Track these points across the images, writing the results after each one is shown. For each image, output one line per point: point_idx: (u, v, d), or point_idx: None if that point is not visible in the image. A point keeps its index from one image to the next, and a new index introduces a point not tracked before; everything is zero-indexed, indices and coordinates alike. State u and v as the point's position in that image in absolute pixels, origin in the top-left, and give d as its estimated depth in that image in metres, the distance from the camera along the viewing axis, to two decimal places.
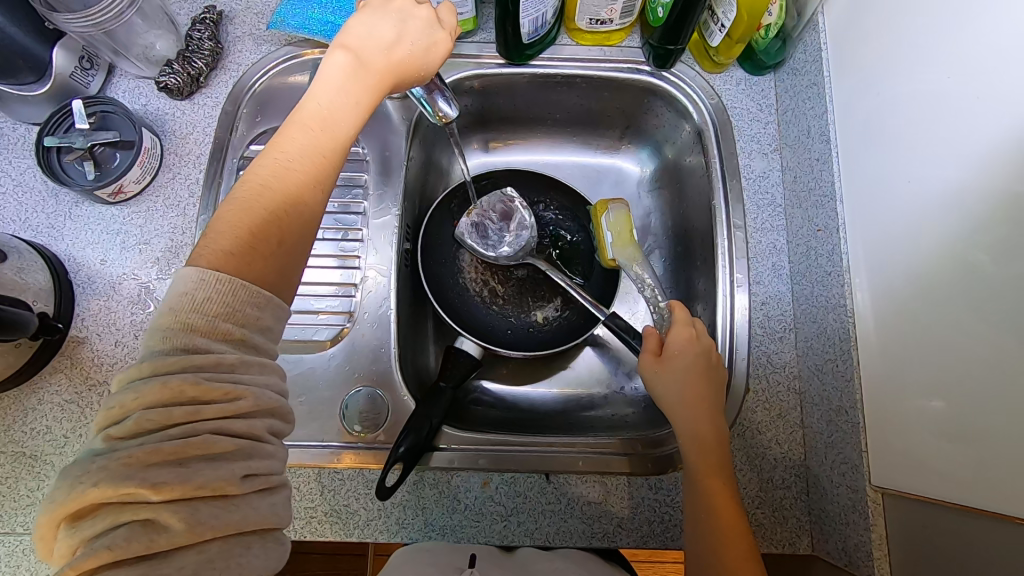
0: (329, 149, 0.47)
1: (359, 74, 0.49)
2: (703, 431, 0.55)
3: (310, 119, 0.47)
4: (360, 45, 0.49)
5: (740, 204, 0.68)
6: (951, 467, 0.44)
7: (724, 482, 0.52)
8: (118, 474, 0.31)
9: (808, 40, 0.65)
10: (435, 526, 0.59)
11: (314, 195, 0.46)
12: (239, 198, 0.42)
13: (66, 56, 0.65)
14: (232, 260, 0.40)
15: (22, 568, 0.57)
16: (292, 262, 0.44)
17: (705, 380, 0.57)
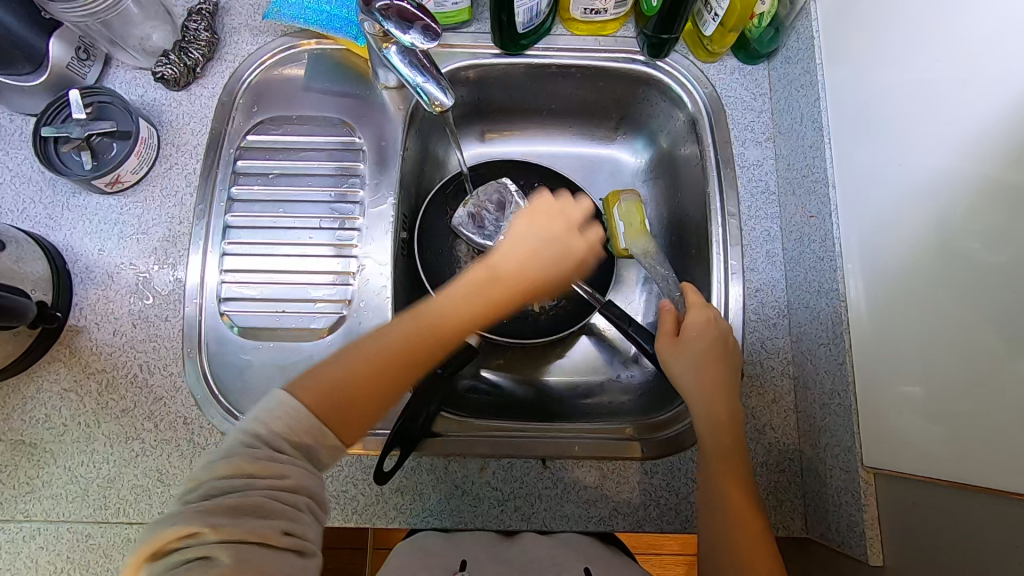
0: (416, 341, 0.50)
1: (478, 292, 0.55)
2: (719, 414, 0.55)
3: (429, 309, 0.52)
4: (492, 268, 0.56)
5: (734, 191, 0.69)
6: (940, 447, 0.44)
7: (738, 464, 0.53)
8: (190, 516, 0.37)
9: (801, 28, 0.65)
10: (432, 511, 0.59)
11: (405, 368, 0.49)
12: (348, 349, 0.49)
13: (62, 47, 0.65)
14: (316, 395, 0.45)
15: (21, 555, 0.57)
16: (365, 420, 0.47)
17: (720, 363, 0.57)
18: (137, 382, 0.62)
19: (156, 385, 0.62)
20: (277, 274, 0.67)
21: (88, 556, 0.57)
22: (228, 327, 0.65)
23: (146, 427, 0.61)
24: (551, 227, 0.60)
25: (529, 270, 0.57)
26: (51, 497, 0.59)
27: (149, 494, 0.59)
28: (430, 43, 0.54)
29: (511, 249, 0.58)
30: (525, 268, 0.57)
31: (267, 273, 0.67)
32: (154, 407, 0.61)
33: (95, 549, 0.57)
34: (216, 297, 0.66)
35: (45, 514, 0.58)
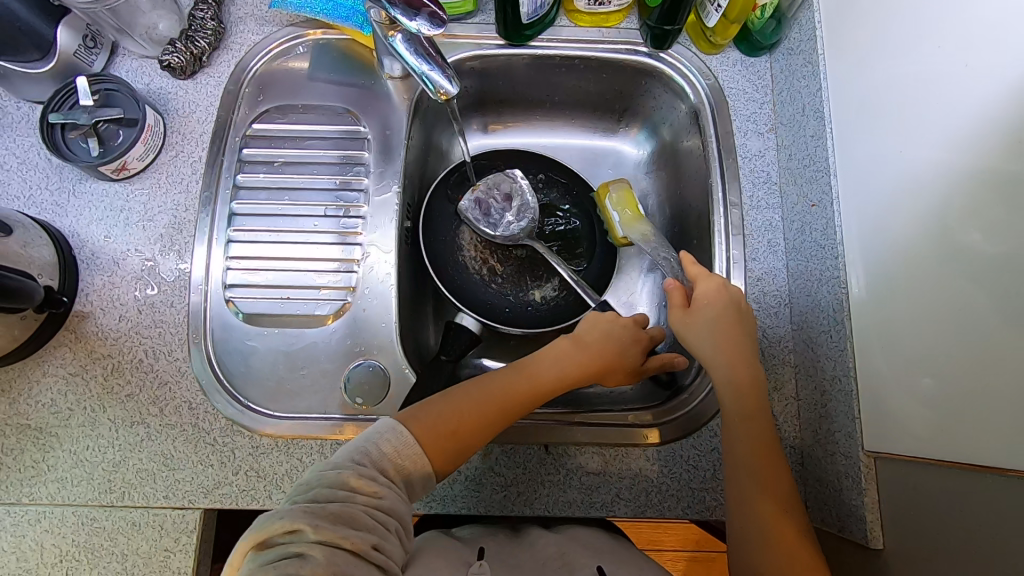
0: (515, 396, 0.55)
1: (570, 358, 0.59)
2: (737, 375, 0.56)
3: (527, 366, 0.58)
4: (584, 341, 0.61)
5: (736, 182, 0.69)
6: (939, 430, 0.45)
7: (756, 424, 0.54)
8: (297, 515, 0.41)
9: (804, 19, 0.66)
10: (435, 496, 0.60)
11: (504, 416, 0.54)
12: (460, 389, 0.55)
13: (70, 34, 0.65)
14: (427, 428, 0.51)
15: (26, 539, 0.57)
16: (461, 453, 0.53)
17: (735, 325, 0.58)
18: (143, 367, 0.62)
19: (161, 370, 0.62)
20: (282, 261, 0.68)
21: (93, 539, 0.57)
22: (232, 314, 0.66)
23: (151, 412, 0.61)
24: (628, 328, 0.62)
25: (619, 341, 0.61)
26: (56, 480, 0.59)
27: (154, 478, 0.59)
28: (438, 29, 0.55)
29: (604, 325, 0.62)
30: (612, 348, 0.61)
31: (272, 260, 0.68)
32: (159, 392, 0.62)
33: (100, 532, 0.58)
34: (221, 284, 0.66)
35: (50, 498, 0.58)
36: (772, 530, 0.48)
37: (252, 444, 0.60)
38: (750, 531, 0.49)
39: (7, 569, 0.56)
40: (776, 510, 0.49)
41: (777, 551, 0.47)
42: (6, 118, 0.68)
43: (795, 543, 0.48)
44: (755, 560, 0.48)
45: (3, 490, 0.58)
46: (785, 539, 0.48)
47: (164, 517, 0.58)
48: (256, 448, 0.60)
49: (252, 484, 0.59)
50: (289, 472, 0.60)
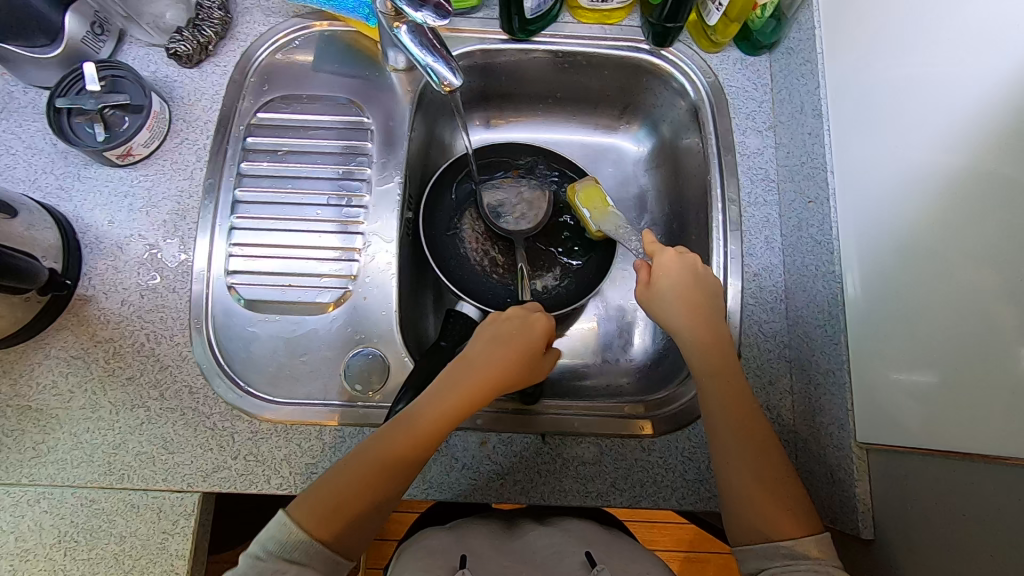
0: (403, 449, 0.51)
1: (448, 387, 0.54)
2: (704, 334, 0.57)
3: (405, 413, 0.53)
4: (465, 369, 0.56)
5: (735, 178, 0.70)
6: (933, 422, 0.46)
7: (729, 380, 0.55)
8: None
9: (803, 19, 0.67)
10: (432, 483, 0.60)
11: (389, 473, 0.50)
12: (343, 464, 0.50)
13: (78, 21, 0.66)
14: (310, 517, 0.47)
15: (25, 519, 0.58)
16: (364, 523, 0.49)
17: (699, 286, 0.59)
18: (144, 351, 0.63)
19: (163, 354, 0.63)
20: (284, 250, 0.68)
21: (92, 520, 0.58)
22: (234, 300, 0.66)
23: (152, 395, 0.62)
24: (504, 339, 0.58)
25: (500, 356, 0.57)
26: (56, 461, 0.59)
27: (154, 461, 0.60)
28: (443, 20, 0.55)
29: (482, 347, 0.57)
30: (497, 367, 0.56)
31: (274, 248, 0.68)
32: (160, 375, 0.62)
33: (99, 514, 0.58)
34: (223, 271, 0.67)
35: (50, 478, 0.59)
36: (763, 486, 0.50)
37: (252, 429, 0.61)
38: (743, 488, 0.50)
39: (5, 548, 0.56)
40: (764, 466, 0.51)
41: (772, 507, 0.49)
42: (13, 103, 0.69)
43: (788, 498, 0.49)
44: (755, 517, 0.49)
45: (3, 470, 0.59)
46: (776, 493, 0.49)
47: (163, 500, 0.59)
48: (256, 432, 0.61)
49: (251, 468, 0.60)
50: (287, 457, 0.60)
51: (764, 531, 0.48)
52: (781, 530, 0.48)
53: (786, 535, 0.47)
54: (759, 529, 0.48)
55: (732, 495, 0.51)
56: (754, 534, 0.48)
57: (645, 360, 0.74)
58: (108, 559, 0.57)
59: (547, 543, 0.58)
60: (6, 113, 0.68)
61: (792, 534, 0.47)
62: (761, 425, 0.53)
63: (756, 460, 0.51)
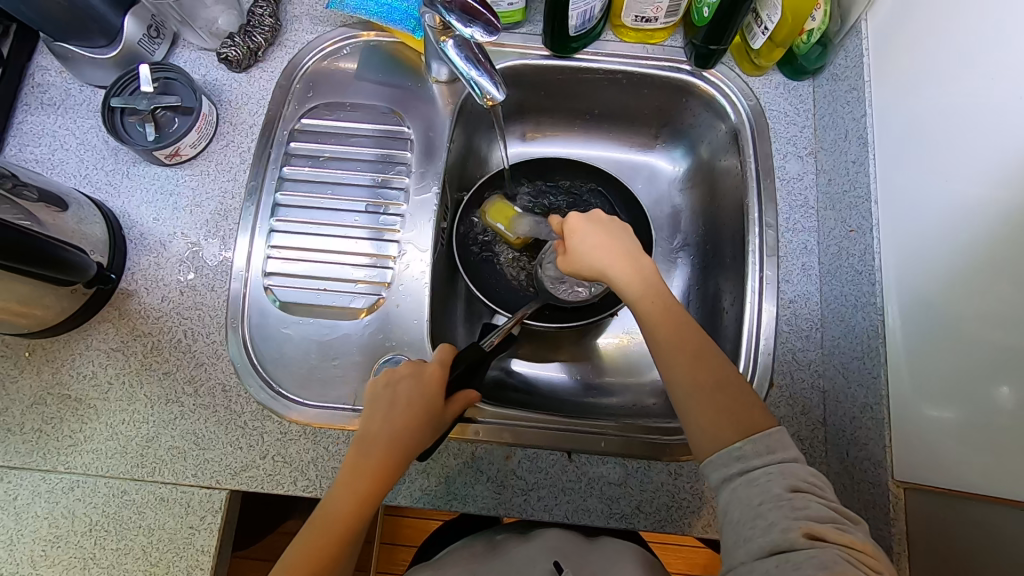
0: (325, 546, 0.48)
1: (354, 473, 0.52)
2: (628, 268, 0.57)
3: (317, 513, 0.51)
4: (360, 453, 0.53)
5: (773, 203, 0.69)
6: (982, 467, 0.45)
7: (655, 305, 0.55)
8: None
9: (851, 46, 0.66)
10: (456, 494, 0.60)
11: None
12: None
13: (136, 24, 0.68)
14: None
15: (60, 505, 0.59)
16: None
17: (608, 231, 0.59)
18: (181, 347, 0.64)
19: (199, 351, 0.64)
20: (320, 254, 0.69)
21: (122, 510, 0.59)
22: (270, 301, 0.67)
23: (186, 391, 0.63)
24: (393, 402, 0.55)
25: (396, 427, 0.53)
26: (92, 451, 0.61)
27: (184, 456, 0.61)
28: (491, 37, 0.56)
29: (374, 419, 0.54)
30: (395, 439, 0.53)
31: (310, 251, 0.69)
32: (195, 372, 0.63)
33: (129, 505, 0.59)
34: (261, 272, 0.68)
35: (85, 467, 0.60)
36: (709, 392, 0.51)
37: (281, 430, 0.62)
38: (702, 410, 0.50)
39: (38, 533, 0.58)
40: (712, 377, 0.51)
41: (722, 411, 0.50)
42: (69, 100, 0.71)
43: (733, 398, 0.50)
44: (710, 426, 0.49)
45: (40, 457, 0.60)
46: (726, 396, 0.50)
47: (191, 495, 0.59)
48: (285, 433, 0.62)
49: (279, 469, 0.60)
50: (314, 460, 0.61)
51: (725, 437, 0.49)
52: (748, 425, 0.49)
53: (740, 436, 0.48)
54: (720, 436, 0.49)
55: (687, 415, 0.51)
56: (715, 443, 0.49)
57: None
58: (136, 550, 0.58)
59: (525, 557, 0.58)
60: (63, 109, 0.71)
61: (746, 433, 0.48)
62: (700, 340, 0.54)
63: (703, 370, 0.52)
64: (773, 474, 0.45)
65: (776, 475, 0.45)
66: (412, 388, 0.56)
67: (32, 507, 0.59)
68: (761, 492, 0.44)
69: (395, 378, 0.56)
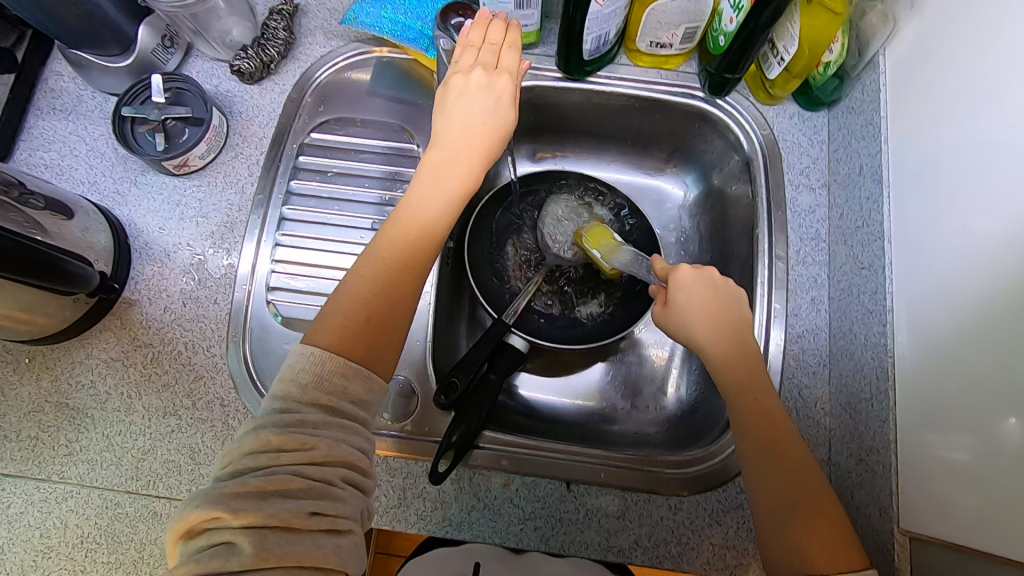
0: (424, 226, 0.53)
1: (451, 154, 0.56)
2: (728, 357, 0.54)
3: (403, 211, 0.54)
4: (459, 128, 0.56)
5: (784, 235, 0.69)
6: (987, 520, 0.44)
7: (758, 401, 0.52)
8: (216, 499, 0.39)
9: (869, 80, 0.65)
10: (452, 521, 0.59)
11: (401, 287, 0.51)
12: (351, 296, 0.49)
13: (150, 33, 0.68)
14: (335, 341, 0.47)
15: (52, 516, 0.58)
16: (385, 344, 0.49)
17: (716, 298, 0.56)
18: (181, 359, 0.64)
19: (199, 364, 0.64)
20: (325, 269, 0.69)
21: (115, 523, 0.58)
22: (272, 315, 0.67)
23: (184, 404, 0.62)
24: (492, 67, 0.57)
25: (496, 91, 0.57)
26: (86, 461, 0.60)
27: (179, 470, 0.60)
28: None
29: (471, 82, 0.57)
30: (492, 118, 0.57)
31: (315, 267, 0.69)
32: (194, 385, 0.63)
33: (122, 518, 0.58)
34: (264, 285, 0.67)
35: (79, 478, 0.60)
36: (806, 515, 0.47)
37: None
38: (788, 534, 0.46)
39: (29, 543, 0.57)
40: (804, 497, 0.47)
41: (813, 537, 0.46)
42: (81, 106, 0.71)
43: (826, 528, 0.46)
44: (800, 551, 0.45)
45: (35, 465, 0.60)
46: (819, 522, 0.46)
47: None
48: None
49: None
50: None
51: (814, 566, 0.45)
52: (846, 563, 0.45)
53: (829, 569, 0.44)
54: (807, 560, 0.45)
55: (774, 534, 0.47)
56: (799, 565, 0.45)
57: (677, 410, 0.73)
58: (127, 564, 0.57)
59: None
60: (75, 115, 0.71)
61: (835, 568, 0.44)
62: (796, 452, 0.49)
63: (797, 489, 0.48)
64: None
65: None
66: (501, 52, 0.58)
67: (24, 516, 0.58)
68: None
69: (482, 41, 0.58)
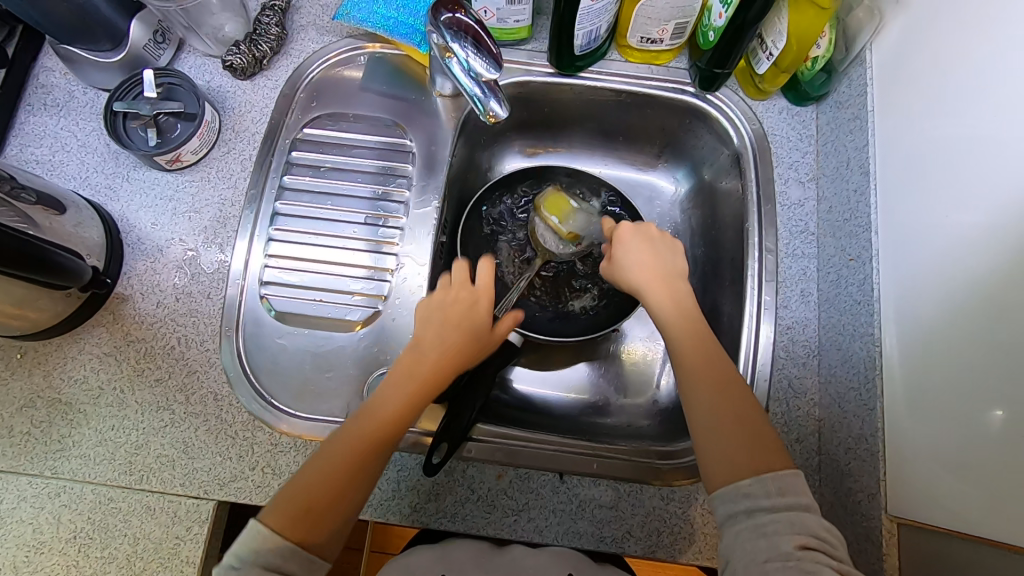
0: (382, 423, 0.53)
1: (404, 376, 0.56)
2: (662, 292, 0.59)
3: (365, 408, 0.54)
4: (422, 343, 0.58)
5: (774, 228, 0.69)
6: (977, 505, 0.45)
7: (692, 333, 0.56)
8: None
9: (855, 74, 0.66)
10: (446, 512, 0.60)
11: (362, 457, 0.51)
12: (314, 472, 0.50)
13: (142, 29, 0.68)
14: (281, 517, 0.48)
15: (45, 511, 0.58)
16: (338, 507, 0.49)
17: (652, 247, 0.63)
18: (174, 354, 0.64)
19: (192, 359, 0.64)
20: (318, 264, 0.69)
21: (109, 518, 0.58)
22: (266, 310, 0.67)
23: (178, 399, 0.62)
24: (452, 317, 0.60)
25: (446, 341, 0.59)
26: (80, 456, 0.60)
27: (173, 464, 0.60)
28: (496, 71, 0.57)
29: (432, 304, 0.61)
30: (444, 354, 0.58)
31: (307, 261, 0.69)
32: (188, 380, 0.63)
33: (116, 512, 0.58)
34: (258, 280, 0.68)
35: (72, 473, 0.60)
36: (729, 424, 0.50)
37: (271, 441, 0.61)
38: (712, 443, 0.50)
39: (22, 538, 0.57)
40: (731, 410, 0.51)
41: (738, 444, 0.49)
42: (72, 102, 0.71)
43: (751, 436, 0.49)
44: (728, 457, 0.48)
45: (28, 461, 0.60)
46: (746, 432, 0.50)
47: (179, 505, 0.59)
48: (275, 445, 0.61)
49: (268, 480, 0.60)
50: None
51: (741, 470, 0.47)
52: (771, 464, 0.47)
53: (754, 471, 0.47)
54: (736, 470, 0.48)
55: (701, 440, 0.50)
56: (729, 475, 0.48)
57: (668, 403, 0.74)
58: (121, 559, 0.57)
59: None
60: (66, 111, 0.71)
61: (759, 469, 0.47)
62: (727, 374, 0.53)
63: (726, 404, 0.51)
64: (782, 523, 0.44)
65: (785, 525, 0.43)
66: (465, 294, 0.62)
67: (16, 512, 0.58)
68: (768, 549, 0.42)
69: (445, 292, 0.62)
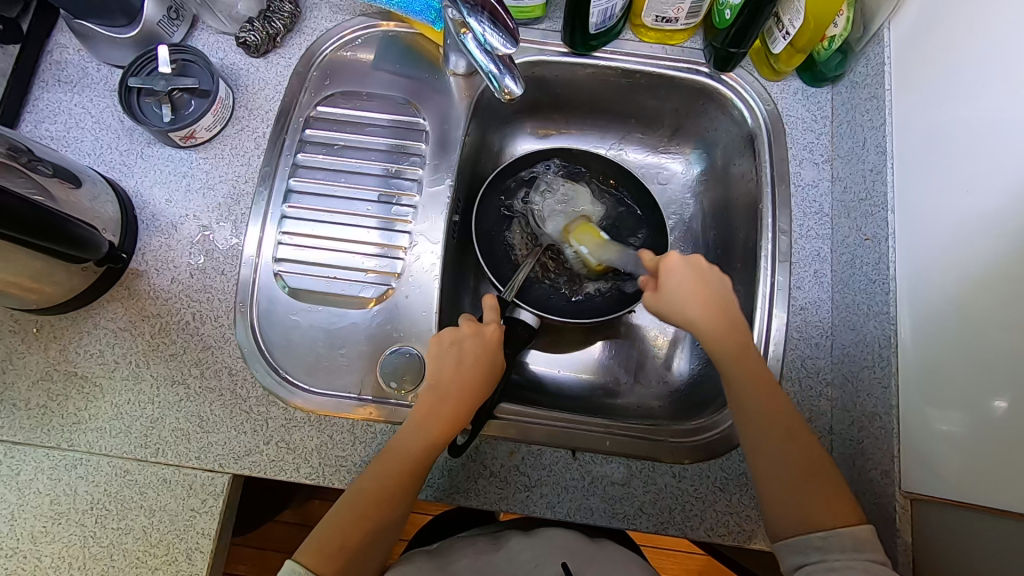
0: (405, 473, 0.54)
1: (424, 418, 0.56)
2: (716, 325, 0.56)
3: (388, 448, 0.55)
4: (440, 384, 0.58)
5: (788, 209, 0.69)
6: (988, 480, 0.45)
7: (751, 368, 0.55)
8: None
9: (872, 53, 0.66)
10: (459, 488, 0.60)
11: (387, 504, 0.53)
12: (343, 517, 0.52)
13: (156, 5, 0.68)
14: (318, 553, 0.50)
15: (62, 482, 0.59)
16: (369, 555, 0.52)
17: (703, 281, 0.58)
18: (189, 329, 0.64)
19: (207, 334, 0.64)
20: (331, 241, 0.69)
21: (126, 490, 0.59)
22: (279, 287, 0.67)
23: (193, 373, 0.63)
24: (469, 357, 0.59)
25: (462, 380, 0.58)
26: (96, 429, 0.61)
27: (188, 438, 0.60)
28: (510, 46, 0.57)
29: (449, 347, 0.59)
30: (461, 390, 0.58)
31: (320, 239, 0.69)
32: (202, 355, 0.63)
33: (132, 485, 0.59)
34: (272, 258, 0.68)
35: (89, 446, 0.60)
36: (800, 478, 0.51)
37: (285, 416, 0.62)
38: (777, 488, 0.52)
39: (40, 509, 0.58)
40: (799, 461, 0.52)
41: (810, 497, 0.51)
42: (87, 78, 0.71)
43: (826, 489, 0.51)
44: (798, 510, 0.50)
45: (45, 433, 0.60)
46: (814, 485, 0.51)
47: (194, 477, 0.59)
48: (290, 419, 0.62)
49: (282, 455, 0.60)
50: (318, 447, 0.61)
51: (809, 524, 0.50)
52: (840, 518, 0.50)
53: (822, 527, 0.49)
54: (797, 522, 0.50)
55: (762, 480, 0.53)
56: (793, 526, 0.50)
57: (679, 384, 0.74)
58: (137, 530, 0.58)
59: (530, 557, 0.56)
60: (81, 88, 0.71)
61: (831, 526, 0.49)
62: (793, 418, 0.54)
63: (795, 457, 0.52)
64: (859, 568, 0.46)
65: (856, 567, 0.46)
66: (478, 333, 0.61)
67: (34, 483, 0.59)
68: None
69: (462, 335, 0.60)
